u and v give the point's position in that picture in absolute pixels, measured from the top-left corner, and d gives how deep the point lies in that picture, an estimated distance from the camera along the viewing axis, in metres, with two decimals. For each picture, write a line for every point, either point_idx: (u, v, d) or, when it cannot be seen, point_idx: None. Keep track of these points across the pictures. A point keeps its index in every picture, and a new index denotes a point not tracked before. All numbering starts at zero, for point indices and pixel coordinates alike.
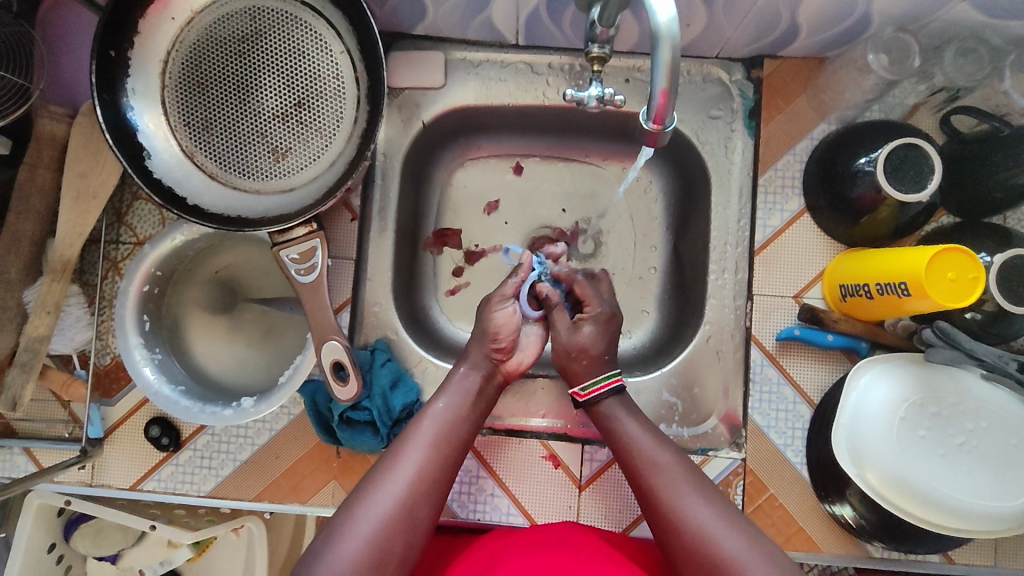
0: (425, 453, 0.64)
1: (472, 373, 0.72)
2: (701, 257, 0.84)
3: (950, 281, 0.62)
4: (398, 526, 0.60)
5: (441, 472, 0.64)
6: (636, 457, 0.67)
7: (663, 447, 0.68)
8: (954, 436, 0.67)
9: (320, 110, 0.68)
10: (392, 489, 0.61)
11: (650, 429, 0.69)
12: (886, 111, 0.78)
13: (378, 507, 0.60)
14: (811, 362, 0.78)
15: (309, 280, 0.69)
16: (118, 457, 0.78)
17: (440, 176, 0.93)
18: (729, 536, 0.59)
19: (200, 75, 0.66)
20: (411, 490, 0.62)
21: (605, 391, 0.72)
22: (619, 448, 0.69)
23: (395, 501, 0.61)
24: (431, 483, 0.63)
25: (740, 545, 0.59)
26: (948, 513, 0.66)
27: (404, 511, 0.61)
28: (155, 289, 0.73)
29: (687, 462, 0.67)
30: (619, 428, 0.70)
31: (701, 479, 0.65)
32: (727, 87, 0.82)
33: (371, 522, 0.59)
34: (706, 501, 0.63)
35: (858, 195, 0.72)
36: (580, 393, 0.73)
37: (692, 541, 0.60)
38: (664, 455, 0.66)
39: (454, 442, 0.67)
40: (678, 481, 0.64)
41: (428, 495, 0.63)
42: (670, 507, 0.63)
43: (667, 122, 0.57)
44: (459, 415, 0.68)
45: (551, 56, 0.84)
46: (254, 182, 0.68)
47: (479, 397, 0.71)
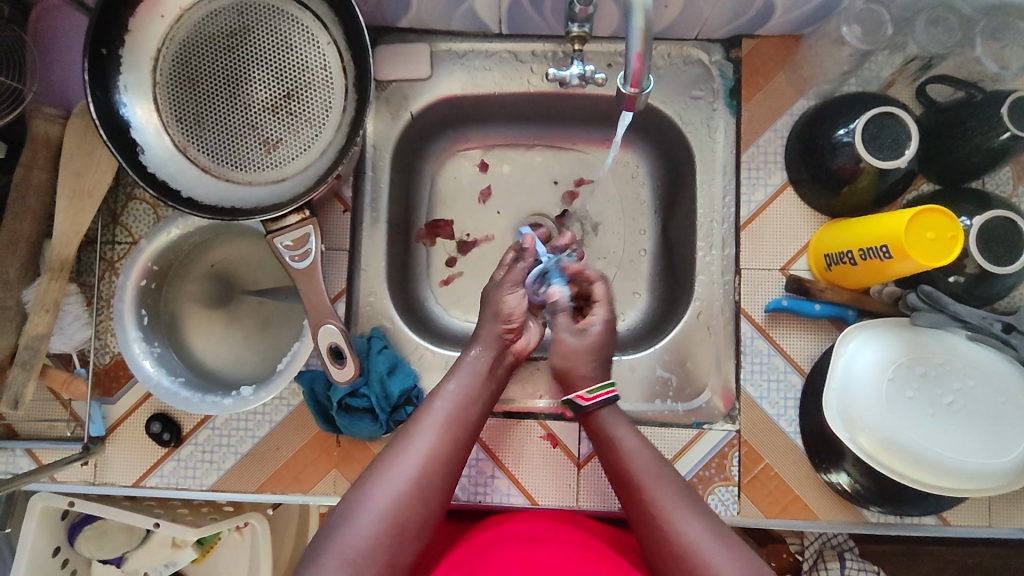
0: (442, 431, 0.66)
1: (482, 354, 0.73)
2: (689, 236, 0.85)
3: (930, 241, 0.63)
4: (415, 503, 0.61)
5: (452, 451, 0.66)
6: (627, 467, 0.67)
7: (652, 459, 0.67)
8: (942, 397, 0.68)
9: (309, 101, 0.70)
10: (410, 465, 0.63)
11: (642, 441, 0.69)
12: (862, 84, 0.80)
13: (394, 482, 0.62)
14: (800, 332, 0.79)
15: (304, 266, 0.70)
16: (120, 454, 0.79)
17: (430, 168, 0.94)
18: (716, 554, 0.58)
19: (191, 70, 0.68)
20: (425, 471, 0.63)
21: (607, 398, 0.71)
22: (610, 457, 0.69)
23: (412, 479, 0.62)
24: (446, 460, 0.65)
25: (728, 565, 0.58)
26: (939, 471, 0.67)
27: (415, 490, 0.62)
28: (152, 284, 0.74)
29: (676, 474, 0.66)
30: (614, 436, 0.70)
31: (690, 493, 0.65)
32: (707, 68, 0.85)
33: (388, 496, 0.61)
34: (698, 518, 0.61)
35: (838, 165, 0.73)
36: (584, 397, 0.72)
37: (683, 552, 0.59)
38: (656, 467, 0.66)
39: (466, 423, 0.68)
40: (668, 496, 0.63)
41: (442, 473, 0.64)
42: (660, 520, 0.62)
43: (643, 84, 0.60)
44: (475, 396, 0.70)
45: (534, 43, 0.86)
46: (246, 173, 0.70)
47: (492, 377, 0.73)
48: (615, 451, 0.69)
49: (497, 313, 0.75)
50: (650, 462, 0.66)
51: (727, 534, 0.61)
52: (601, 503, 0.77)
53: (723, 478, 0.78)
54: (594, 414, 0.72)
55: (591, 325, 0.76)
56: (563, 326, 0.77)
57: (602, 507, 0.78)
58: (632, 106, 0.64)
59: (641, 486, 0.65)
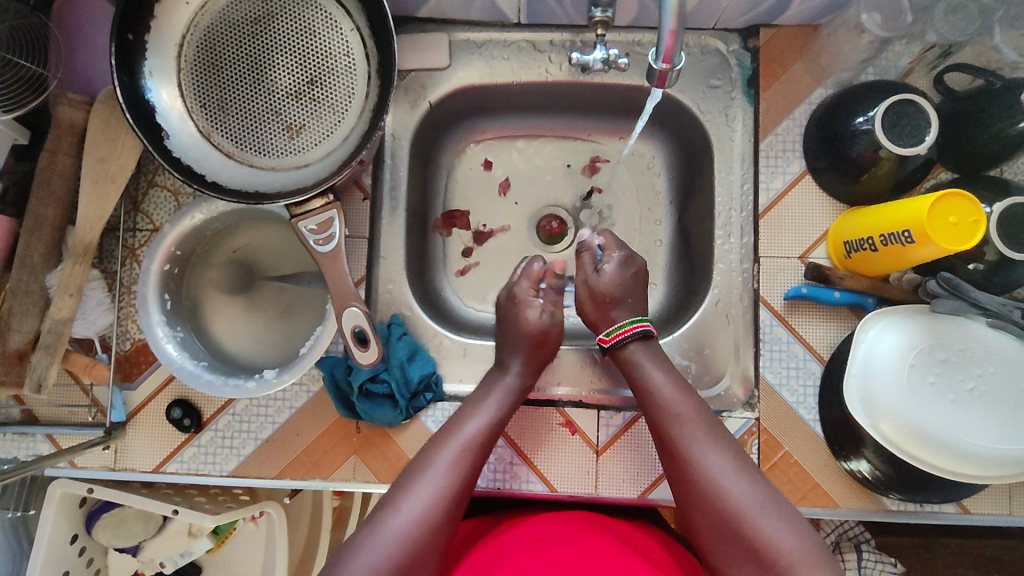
0: (461, 455, 0.66)
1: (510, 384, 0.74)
2: (706, 225, 0.86)
3: (952, 225, 0.63)
4: (430, 528, 0.61)
5: (472, 472, 0.66)
6: (657, 403, 0.69)
7: (679, 395, 0.69)
8: (963, 382, 0.67)
9: (332, 87, 0.70)
10: (431, 487, 0.63)
11: (675, 379, 0.71)
12: (879, 73, 0.81)
13: (414, 502, 0.61)
14: (819, 320, 0.80)
15: (328, 250, 0.71)
16: (140, 440, 0.79)
17: (447, 159, 0.95)
18: (740, 491, 0.61)
19: (215, 56, 0.68)
20: (445, 493, 0.63)
21: (631, 334, 0.74)
22: (641, 392, 0.71)
23: (431, 500, 0.62)
24: (465, 486, 0.65)
25: (752, 502, 0.60)
26: (957, 458, 0.67)
27: (438, 508, 0.62)
28: (175, 269, 0.75)
29: (703, 410, 0.68)
30: (643, 374, 0.72)
31: (715, 426, 0.67)
32: (725, 57, 0.85)
33: (410, 515, 0.61)
34: (722, 454, 0.64)
35: (857, 153, 0.73)
36: (605, 339, 0.76)
37: (710, 493, 0.62)
38: (682, 401, 0.68)
39: (482, 444, 0.68)
40: (692, 431, 0.66)
41: (462, 496, 0.64)
42: (687, 458, 0.64)
43: (676, 61, 0.61)
44: (496, 429, 0.70)
45: (553, 33, 0.86)
46: (270, 159, 0.70)
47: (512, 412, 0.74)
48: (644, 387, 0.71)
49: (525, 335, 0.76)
50: (674, 399, 0.68)
51: (751, 473, 0.63)
52: (620, 490, 0.77)
53: None
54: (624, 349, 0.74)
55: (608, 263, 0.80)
56: (585, 269, 0.81)
57: (621, 494, 0.78)
58: (662, 82, 0.65)
59: (672, 424, 0.67)
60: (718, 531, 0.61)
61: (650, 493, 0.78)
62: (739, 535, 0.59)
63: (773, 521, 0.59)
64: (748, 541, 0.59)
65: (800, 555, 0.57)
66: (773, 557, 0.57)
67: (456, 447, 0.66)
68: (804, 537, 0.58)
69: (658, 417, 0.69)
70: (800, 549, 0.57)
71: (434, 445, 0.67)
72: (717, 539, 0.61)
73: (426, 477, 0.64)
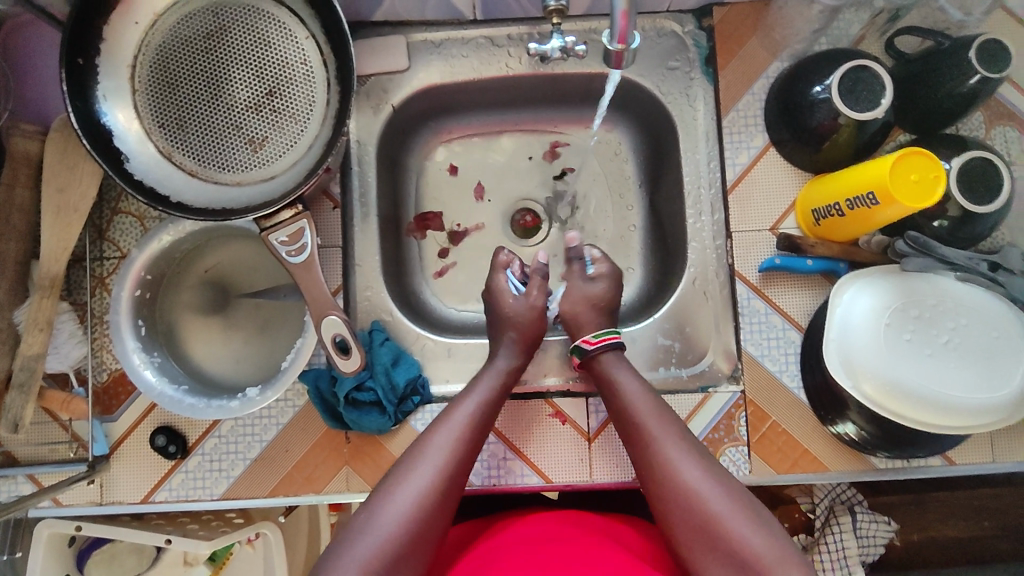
0: (460, 439, 0.65)
1: (501, 369, 0.74)
2: (677, 206, 0.87)
3: (914, 182, 0.64)
4: (431, 507, 0.60)
5: (470, 454, 0.65)
6: (632, 412, 0.69)
7: (651, 401, 0.70)
8: (937, 336, 0.69)
9: (292, 96, 0.70)
10: (429, 471, 0.62)
11: (649, 392, 0.71)
12: (832, 42, 0.82)
13: (414, 486, 0.61)
14: (795, 289, 0.80)
15: (301, 260, 0.70)
16: (126, 472, 0.77)
17: (415, 161, 0.95)
18: (715, 496, 0.61)
19: (169, 74, 0.68)
20: (445, 472, 0.62)
21: (605, 345, 0.75)
22: (614, 403, 0.71)
23: (430, 484, 0.61)
24: (463, 464, 0.64)
25: (726, 505, 0.61)
26: (941, 411, 0.68)
27: (436, 493, 0.61)
28: (146, 293, 0.73)
29: (676, 419, 0.69)
30: (615, 381, 0.73)
31: (689, 436, 0.67)
32: (681, 38, 0.86)
33: (408, 499, 0.60)
34: (697, 460, 0.64)
35: (817, 122, 0.75)
36: (589, 342, 0.76)
37: (683, 496, 0.62)
38: (654, 408, 0.69)
39: (479, 428, 0.67)
40: (664, 437, 0.66)
41: (459, 478, 0.64)
42: (660, 464, 0.65)
43: (630, 40, 0.62)
44: (491, 405, 0.70)
45: (509, 27, 0.86)
46: (234, 174, 0.69)
47: (505, 396, 0.73)
48: (616, 395, 0.72)
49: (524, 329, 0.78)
50: (647, 406, 0.69)
51: (724, 478, 0.63)
52: (614, 474, 0.78)
53: (732, 438, 0.78)
54: (596, 359, 0.75)
55: (598, 276, 0.82)
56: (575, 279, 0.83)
57: (616, 478, 0.78)
58: (620, 62, 0.65)
59: (648, 433, 0.67)
60: (695, 536, 0.61)
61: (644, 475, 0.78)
62: (715, 539, 0.59)
63: (746, 522, 0.59)
64: (725, 545, 0.59)
65: (775, 558, 0.57)
66: (750, 561, 0.57)
67: (456, 424, 0.66)
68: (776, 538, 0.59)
69: (631, 427, 0.69)
70: (775, 551, 0.57)
71: (429, 428, 0.66)
72: (694, 544, 0.60)
73: (424, 458, 0.63)
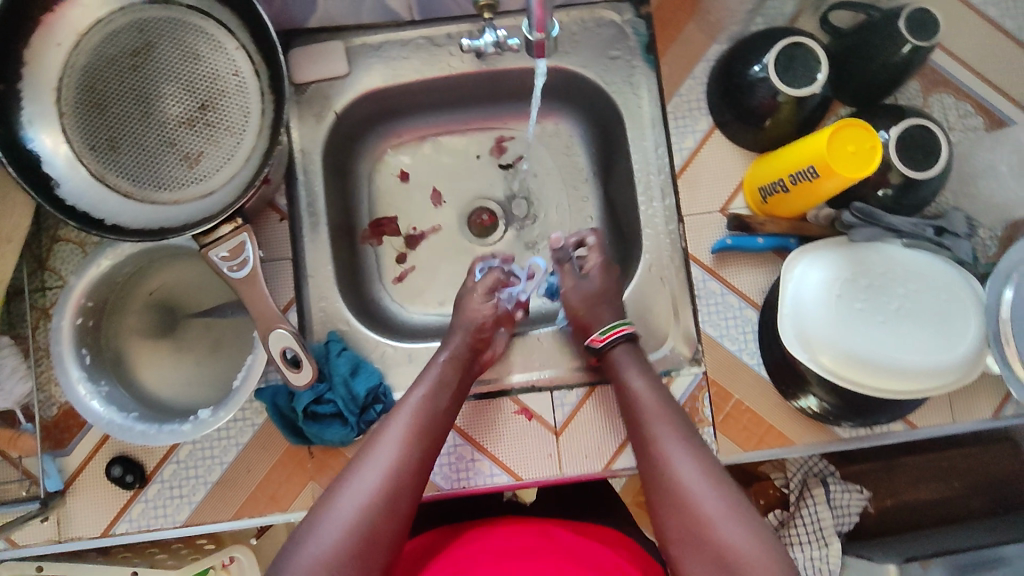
0: (408, 437, 0.65)
1: (449, 363, 0.73)
2: (629, 193, 0.87)
3: (852, 154, 0.65)
4: (379, 511, 0.60)
5: (421, 454, 0.64)
6: (636, 407, 0.71)
7: (657, 396, 0.71)
8: (889, 303, 0.70)
9: (226, 109, 0.69)
10: (374, 474, 0.61)
11: (658, 386, 0.72)
12: (769, 22, 0.83)
13: (359, 489, 0.61)
14: (748, 268, 0.81)
15: (243, 276, 0.68)
16: (83, 506, 0.75)
17: (365, 167, 0.94)
18: (705, 497, 0.62)
19: (97, 95, 0.66)
20: (392, 474, 0.62)
21: (617, 337, 0.75)
22: (622, 398, 0.73)
23: (376, 487, 0.61)
24: (412, 464, 0.63)
25: (719, 508, 0.62)
26: (897, 377, 0.69)
27: (384, 497, 0.61)
28: (89, 321, 0.71)
29: (685, 419, 0.69)
30: (623, 374, 0.74)
31: (694, 435, 0.68)
32: (620, 27, 0.86)
33: (354, 502, 0.60)
34: (697, 462, 0.65)
35: (757, 102, 0.75)
36: (596, 338, 0.76)
37: (675, 493, 0.64)
38: (658, 404, 0.70)
39: (432, 428, 0.67)
40: (663, 433, 0.68)
41: (410, 480, 0.63)
42: (658, 460, 0.66)
43: (549, 29, 0.62)
44: (436, 395, 0.69)
45: (448, 26, 0.86)
46: (172, 192, 0.68)
47: (459, 392, 0.72)
48: (623, 390, 0.73)
49: (469, 323, 0.77)
50: (652, 401, 0.70)
51: (723, 480, 0.64)
52: (584, 466, 0.77)
53: (698, 421, 0.78)
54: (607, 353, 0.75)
55: (594, 268, 0.82)
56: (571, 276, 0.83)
57: (585, 470, 0.78)
58: (542, 52, 0.65)
59: (650, 432, 0.68)
60: (683, 533, 0.62)
61: (614, 464, 0.78)
62: (702, 539, 0.61)
63: (735, 525, 0.60)
64: (710, 545, 0.61)
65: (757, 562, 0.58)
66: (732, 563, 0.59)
67: (402, 423, 0.65)
68: (765, 543, 0.60)
69: (636, 421, 0.71)
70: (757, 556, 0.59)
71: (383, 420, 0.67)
72: (684, 541, 0.62)
73: (370, 462, 0.62)
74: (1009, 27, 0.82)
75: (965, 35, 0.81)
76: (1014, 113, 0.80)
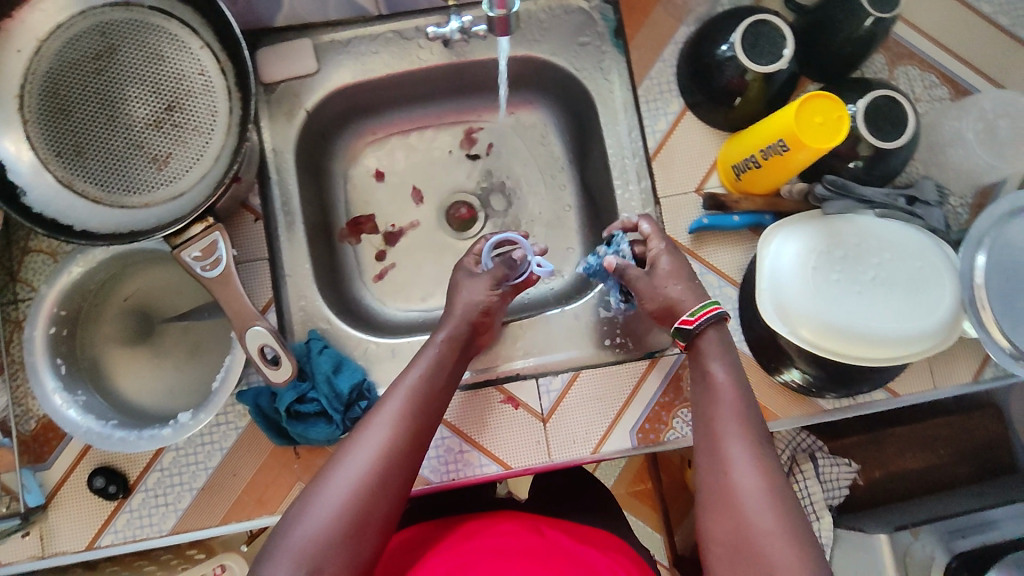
0: (401, 418, 0.62)
1: (440, 341, 0.70)
2: (605, 178, 0.87)
3: (820, 125, 0.65)
4: (371, 490, 0.58)
5: (416, 435, 0.63)
6: (710, 402, 0.65)
7: (735, 394, 0.65)
8: (864, 273, 0.71)
9: (192, 109, 0.68)
10: (364, 454, 0.60)
11: (739, 381, 0.66)
12: (734, 2, 0.84)
13: (350, 470, 0.59)
14: (726, 246, 0.81)
15: (216, 274, 0.68)
16: (66, 520, 0.73)
17: (340, 165, 0.93)
18: (759, 510, 0.57)
19: (61, 100, 0.65)
20: (383, 456, 0.60)
21: (709, 318, 0.68)
22: (699, 390, 0.67)
23: (367, 468, 0.59)
24: (406, 446, 0.61)
25: (772, 527, 0.56)
26: (875, 345, 0.70)
27: (376, 476, 0.59)
28: (63, 330, 0.70)
29: (759, 423, 0.63)
30: (705, 363, 0.68)
31: (763, 441, 0.61)
32: (589, 13, 0.86)
33: (346, 482, 0.58)
34: (759, 473, 0.59)
35: (726, 81, 0.76)
36: (687, 320, 0.69)
37: (727, 500, 0.59)
38: (735, 404, 0.64)
39: (428, 410, 0.65)
40: (731, 436, 0.61)
41: (401, 459, 0.61)
42: (719, 463, 0.61)
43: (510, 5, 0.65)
44: (434, 375, 0.67)
45: (416, 19, 0.85)
46: (141, 195, 0.67)
47: (455, 366, 0.70)
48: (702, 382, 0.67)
49: (473, 306, 0.73)
50: (731, 399, 0.64)
51: (785, 496, 0.58)
52: (572, 451, 0.77)
53: (683, 400, 0.78)
54: (696, 338, 0.69)
55: (660, 255, 0.73)
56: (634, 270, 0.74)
57: (574, 455, 0.78)
58: (504, 29, 0.67)
59: (716, 431, 0.63)
60: (728, 542, 0.58)
61: (602, 448, 0.78)
62: (747, 552, 0.56)
63: (784, 548, 0.55)
64: (753, 560, 0.56)
65: None
66: None
67: (396, 403, 0.64)
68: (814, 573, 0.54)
69: (705, 415, 0.65)
70: None
71: (376, 404, 0.64)
72: (728, 552, 0.58)
73: (362, 446, 0.60)
74: None
75: (926, 8, 0.83)
76: (978, 82, 0.81)
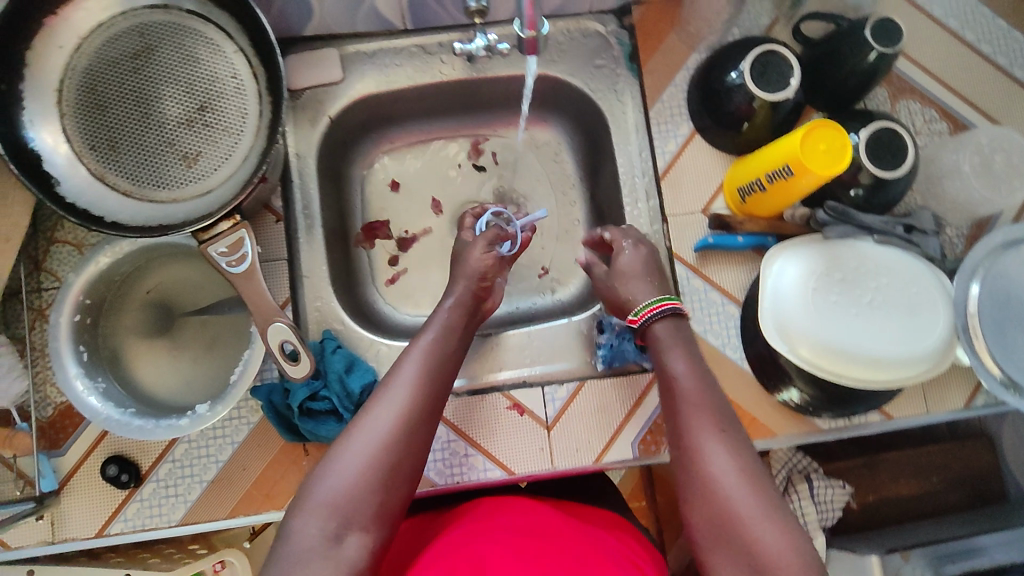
0: (422, 375, 0.64)
1: (455, 309, 0.73)
2: (615, 195, 0.90)
3: (824, 152, 0.68)
4: (401, 443, 0.59)
5: (436, 390, 0.64)
6: (676, 393, 0.64)
7: (700, 382, 0.64)
8: (862, 296, 0.74)
9: (223, 111, 0.71)
10: (391, 409, 0.60)
11: (699, 369, 0.65)
12: (745, 31, 0.87)
13: (377, 424, 0.59)
14: (729, 266, 0.84)
15: (242, 270, 0.69)
16: (78, 507, 0.75)
17: (358, 172, 0.96)
18: (739, 492, 0.56)
19: (98, 96, 0.68)
20: (408, 411, 0.61)
21: (652, 315, 0.71)
22: (663, 384, 0.67)
23: (394, 422, 0.60)
24: (429, 402, 0.62)
25: (753, 508, 0.55)
26: (870, 366, 0.72)
27: (402, 430, 0.59)
28: (86, 318, 0.72)
29: (725, 409, 0.62)
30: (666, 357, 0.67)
31: (734, 427, 0.61)
32: (605, 37, 0.90)
33: (374, 435, 0.59)
34: (733, 456, 0.58)
35: (734, 107, 0.79)
36: (634, 320, 0.73)
37: (705, 486, 0.57)
38: (698, 392, 0.63)
39: (444, 370, 0.66)
40: (699, 424, 0.61)
41: (425, 416, 0.62)
42: (692, 450, 0.60)
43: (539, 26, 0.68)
44: (448, 338, 0.69)
45: (439, 35, 0.89)
46: (170, 190, 0.69)
47: (463, 333, 0.72)
48: (664, 374, 0.67)
49: (472, 271, 0.76)
50: (694, 388, 0.63)
51: (760, 478, 0.57)
52: (575, 458, 0.79)
53: None
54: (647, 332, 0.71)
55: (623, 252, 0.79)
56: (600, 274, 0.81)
57: (576, 463, 0.79)
58: (533, 49, 0.70)
59: (681, 422, 0.62)
60: (711, 528, 0.56)
61: (603, 458, 0.80)
62: (732, 537, 0.55)
63: (770, 525, 0.54)
64: (739, 545, 0.54)
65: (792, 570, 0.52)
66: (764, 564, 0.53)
67: (416, 361, 0.65)
68: (803, 552, 0.53)
69: (673, 405, 0.65)
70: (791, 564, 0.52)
71: (393, 363, 0.66)
72: (711, 537, 0.56)
73: (383, 402, 0.61)
74: (968, 37, 0.87)
75: (927, 47, 0.86)
76: (974, 119, 0.85)
